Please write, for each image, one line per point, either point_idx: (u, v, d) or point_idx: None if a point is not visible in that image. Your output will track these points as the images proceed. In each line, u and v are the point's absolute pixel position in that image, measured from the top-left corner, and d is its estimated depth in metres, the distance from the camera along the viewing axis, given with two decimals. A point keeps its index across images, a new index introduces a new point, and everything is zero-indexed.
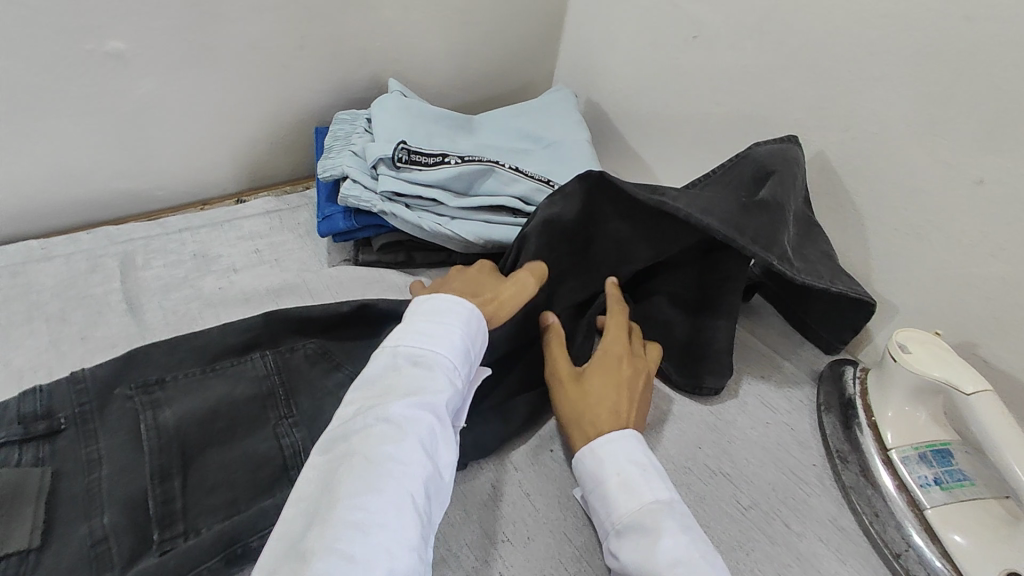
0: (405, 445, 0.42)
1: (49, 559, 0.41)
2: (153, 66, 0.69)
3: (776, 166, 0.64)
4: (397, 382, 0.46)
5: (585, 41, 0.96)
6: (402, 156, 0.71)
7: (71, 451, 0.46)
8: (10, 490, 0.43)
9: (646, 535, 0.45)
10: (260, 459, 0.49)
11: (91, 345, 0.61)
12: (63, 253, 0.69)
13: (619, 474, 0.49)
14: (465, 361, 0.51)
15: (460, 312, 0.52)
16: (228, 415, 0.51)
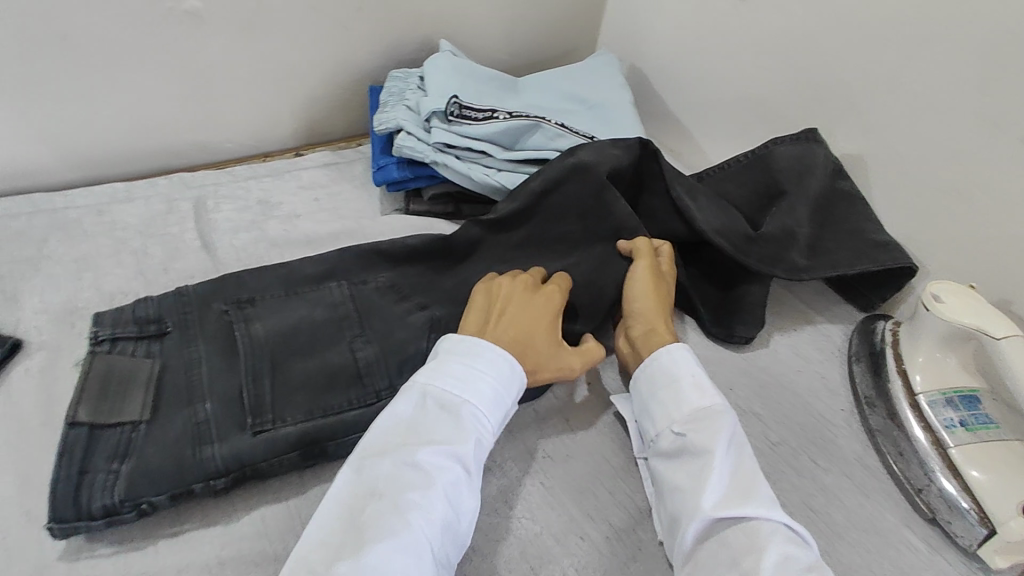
0: (431, 495, 0.44)
1: (152, 431, 0.47)
2: (225, 24, 0.74)
3: (789, 183, 0.72)
4: (426, 426, 0.47)
5: (631, 6, 0.98)
6: (453, 110, 0.75)
7: (173, 349, 0.53)
8: (125, 376, 0.50)
9: (712, 426, 0.49)
10: (337, 373, 0.54)
11: (173, 276, 0.67)
12: (143, 195, 0.75)
13: (696, 376, 0.52)
14: (499, 408, 0.50)
15: (498, 362, 0.51)
16: (308, 332, 0.56)
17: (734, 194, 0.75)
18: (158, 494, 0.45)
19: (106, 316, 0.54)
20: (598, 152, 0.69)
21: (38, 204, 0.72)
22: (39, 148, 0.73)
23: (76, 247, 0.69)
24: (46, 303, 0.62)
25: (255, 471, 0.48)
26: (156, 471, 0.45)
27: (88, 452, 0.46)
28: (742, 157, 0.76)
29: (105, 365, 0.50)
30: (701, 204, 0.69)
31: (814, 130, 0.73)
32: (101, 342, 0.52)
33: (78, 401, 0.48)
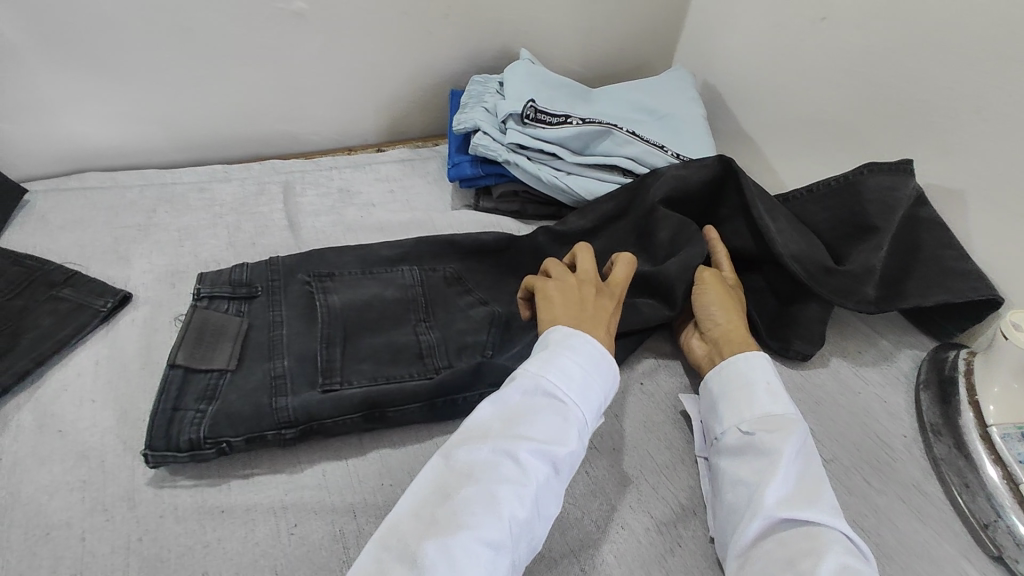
0: (525, 491, 0.44)
1: (238, 378, 0.53)
2: (324, 25, 0.81)
3: (879, 215, 0.67)
4: (531, 417, 0.47)
5: (708, 23, 0.99)
6: (530, 113, 0.77)
7: (260, 311, 0.58)
8: (219, 329, 0.56)
9: (780, 432, 0.49)
10: (403, 349, 0.57)
11: (260, 250, 0.74)
12: (239, 176, 0.83)
13: (770, 383, 0.53)
14: (597, 414, 0.50)
15: (603, 364, 0.51)
16: (379, 310, 0.59)
17: (821, 219, 0.72)
18: (235, 435, 0.49)
19: (207, 277, 0.60)
20: (681, 172, 0.71)
21: (151, 179, 0.80)
22: (156, 130, 0.82)
23: (179, 219, 0.76)
24: (152, 265, 0.69)
25: (321, 427, 0.51)
26: (236, 414, 0.50)
27: (181, 392, 0.51)
28: (832, 180, 0.72)
29: (201, 316, 0.56)
30: (780, 225, 0.68)
31: (912, 160, 0.67)
32: (202, 298, 0.58)
33: (178, 345, 0.54)
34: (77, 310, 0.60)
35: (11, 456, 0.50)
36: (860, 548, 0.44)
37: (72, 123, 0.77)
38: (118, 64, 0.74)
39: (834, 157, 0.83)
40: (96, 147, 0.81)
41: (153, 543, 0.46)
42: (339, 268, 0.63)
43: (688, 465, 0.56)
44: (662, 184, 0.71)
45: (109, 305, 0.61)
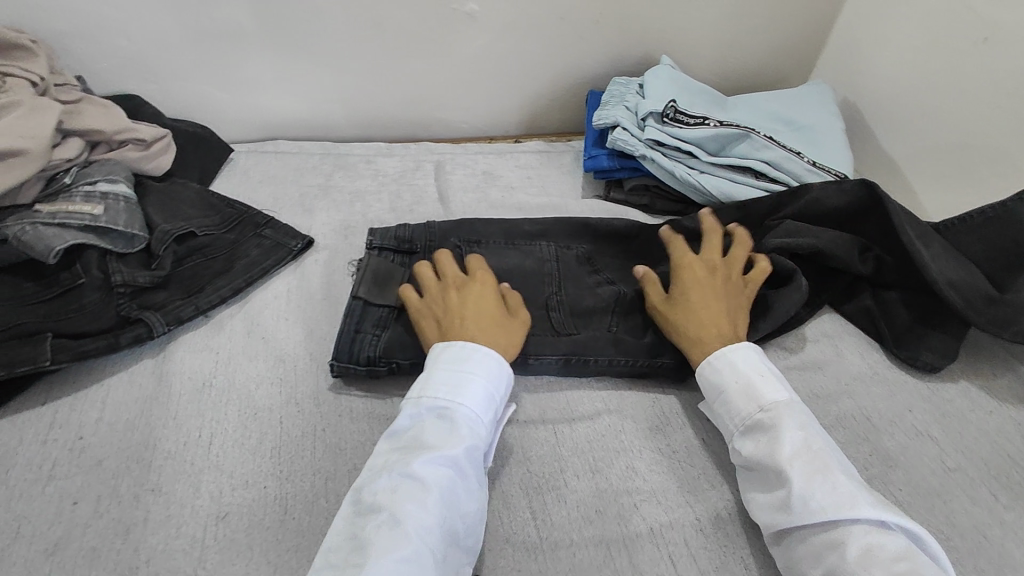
0: (426, 500, 0.45)
1: (405, 316, 0.62)
2: (489, 24, 0.90)
3: None
4: (427, 437, 0.49)
5: (855, 40, 0.99)
6: (670, 112, 0.83)
7: (421, 265, 0.67)
8: (388, 276, 0.65)
9: (771, 433, 0.51)
10: (536, 313, 0.65)
11: (415, 216, 0.84)
12: (400, 153, 0.94)
13: (745, 380, 0.55)
14: (489, 410, 0.52)
15: (486, 365, 0.54)
16: (521, 277, 0.68)
17: (975, 249, 0.69)
18: (404, 357, 0.58)
19: (377, 232, 0.70)
20: (818, 196, 0.74)
21: (329, 149, 0.93)
22: (337, 108, 0.95)
23: (351, 184, 0.88)
24: (329, 219, 0.81)
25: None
26: (405, 342, 0.59)
27: (361, 319, 0.61)
28: (989, 210, 0.69)
29: (375, 263, 0.66)
30: (936, 252, 0.68)
31: None
32: (374, 249, 0.68)
33: (358, 282, 0.64)
34: (276, 246, 0.72)
35: (227, 352, 0.62)
36: (887, 523, 0.45)
37: (274, 97, 0.92)
38: (318, 50, 0.87)
39: (983, 180, 0.81)
40: (288, 119, 0.95)
41: (333, 434, 0.55)
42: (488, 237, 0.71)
43: None
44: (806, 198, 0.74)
45: (298, 247, 0.72)
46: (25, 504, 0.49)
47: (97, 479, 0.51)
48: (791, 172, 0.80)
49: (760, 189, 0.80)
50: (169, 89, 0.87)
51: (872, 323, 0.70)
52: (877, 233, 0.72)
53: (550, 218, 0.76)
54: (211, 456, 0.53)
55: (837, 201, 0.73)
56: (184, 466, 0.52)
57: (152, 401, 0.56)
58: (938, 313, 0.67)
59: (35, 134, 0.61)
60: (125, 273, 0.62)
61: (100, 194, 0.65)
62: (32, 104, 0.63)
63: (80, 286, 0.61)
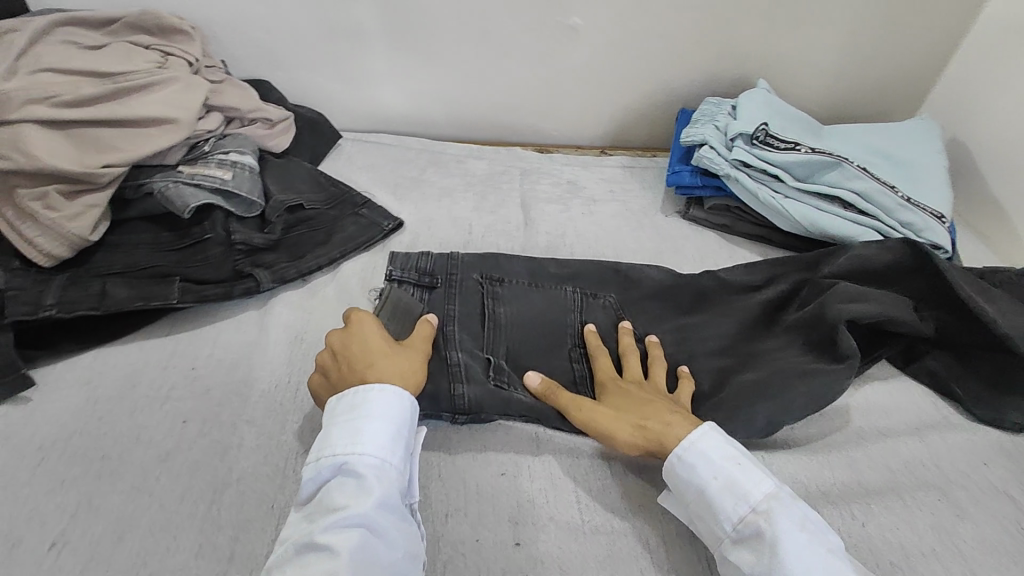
0: (339, 565, 0.42)
1: None
2: (590, 39, 0.94)
3: None
4: (333, 498, 0.46)
5: (972, 80, 0.95)
6: (760, 135, 0.83)
7: (440, 301, 0.69)
8: (404, 314, 0.66)
9: (765, 545, 0.46)
10: (556, 373, 0.65)
11: (497, 215, 0.89)
12: (490, 156, 0.99)
13: (723, 480, 0.49)
14: (398, 452, 0.50)
15: (383, 403, 0.51)
16: (541, 325, 0.68)
17: None
18: None
19: (399, 259, 0.71)
20: (864, 252, 0.72)
21: (426, 146, 0.99)
22: (437, 108, 1.01)
23: (442, 180, 0.94)
24: (419, 209, 0.87)
25: (487, 418, 0.59)
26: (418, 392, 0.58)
27: None
28: None
29: (393, 299, 0.67)
30: (1001, 306, 0.66)
31: None
32: (394, 280, 0.69)
33: None
34: (370, 225, 0.79)
35: (318, 314, 0.68)
36: None
37: (384, 93, 0.99)
38: (429, 53, 0.95)
39: None
40: (392, 114, 1.03)
41: None
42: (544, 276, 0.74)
43: (861, 487, 0.58)
44: (851, 256, 0.72)
45: (389, 227, 0.79)
46: (145, 416, 0.56)
47: (204, 406, 0.58)
48: (881, 205, 0.78)
49: (847, 220, 0.78)
50: (294, 78, 0.97)
51: (940, 382, 0.67)
52: (925, 290, 0.69)
53: (581, 260, 0.77)
54: (299, 399, 0.59)
55: (898, 245, 0.72)
56: (274, 406, 0.58)
57: (252, 347, 0.64)
58: (1006, 373, 0.64)
59: (186, 106, 0.71)
60: (242, 233, 0.70)
61: (230, 162, 0.74)
62: (187, 80, 0.73)
63: (207, 240, 0.69)
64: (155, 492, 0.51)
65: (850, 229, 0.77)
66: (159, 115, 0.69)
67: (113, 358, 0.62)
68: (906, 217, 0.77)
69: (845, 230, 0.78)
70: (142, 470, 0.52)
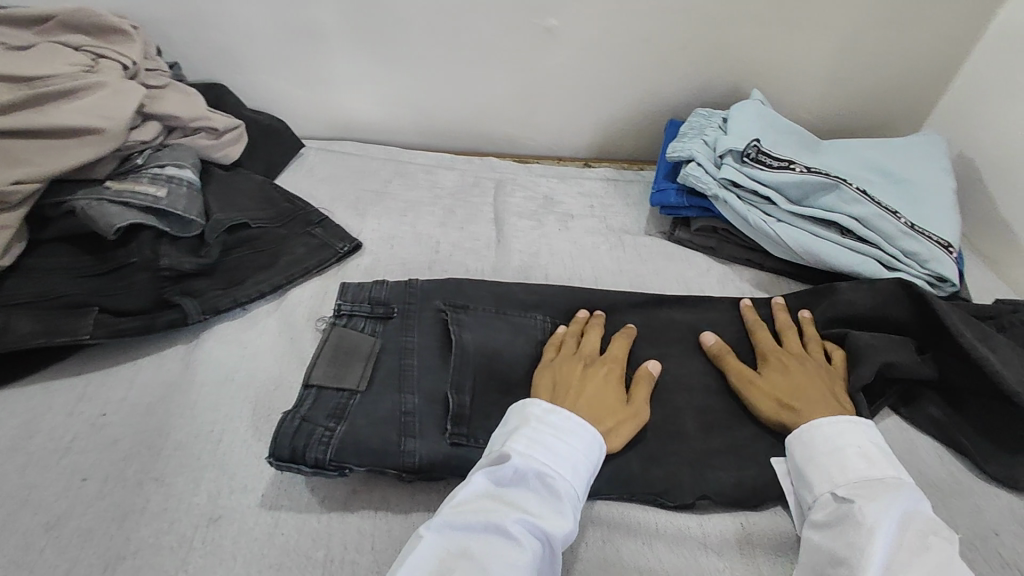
0: (518, 566, 0.41)
1: (366, 402, 0.55)
2: (571, 43, 0.87)
3: None
4: (521, 496, 0.45)
5: (982, 92, 0.88)
6: (752, 152, 0.75)
7: (393, 334, 0.61)
8: (352, 350, 0.58)
9: (876, 495, 0.46)
10: None
11: (465, 232, 0.82)
12: (462, 167, 0.92)
13: (862, 447, 0.50)
14: (585, 484, 0.48)
15: (589, 439, 0.50)
16: (509, 361, 0.59)
17: None
18: (358, 464, 0.50)
19: (349, 290, 0.64)
20: (850, 296, 0.67)
21: (394, 155, 0.93)
22: (407, 115, 0.94)
23: (407, 193, 0.87)
24: (379, 226, 0.80)
25: (441, 477, 0.51)
26: (362, 443, 0.51)
27: (311, 407, 0.54)
28: None
29: (338, 334, 0.59)
30: (1002, 353, 0.60)
31: None
32: (342, 315, 0.62)
33: (313, 364, 0.57)
34: (321, 246, 0.72)
35: (254, 348, 0.61)
36: None
37: (350, 98, 0.93)
38: (397, 56, 0.88)
39: None
40: (358, 120, 0.96)
41: None
42: (513, 301, 0.66)
43: None
44: (838, 301, 0.67)
45: (344, 248, 0.73)
46: (38, 472, 0.51)
47: (108, 460, 0.52)
48: (882, 233, 0.71)
49: (844, 249, 0.71)
50: (252, 81, 0.90)
51: (944, 433, 0.60)
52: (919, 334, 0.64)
53: (552, 287, 0.69)
54: (219, 453, 0.53)
55: (887, 284, 0.67)
56: (190, 460, 0.52)
57: (175, 388, 0.57)
58: (1013, 428, 0.57)
59: (113, 114, 0.64)
60: (173, 258, 0.63)
61: (165, 177, 0.67)
62: (117, 86, 0.66)
63: (131, 265, 0.63)
64: (36, 568, 0.45)
65: (848, 259, 0.71)
66: (79, 125, 0.62)
67: (16, 399, 0.55)
68: (909, 245, 0.70)
69: (842, 260, 0.71)
70: (25, 539, 0.46)
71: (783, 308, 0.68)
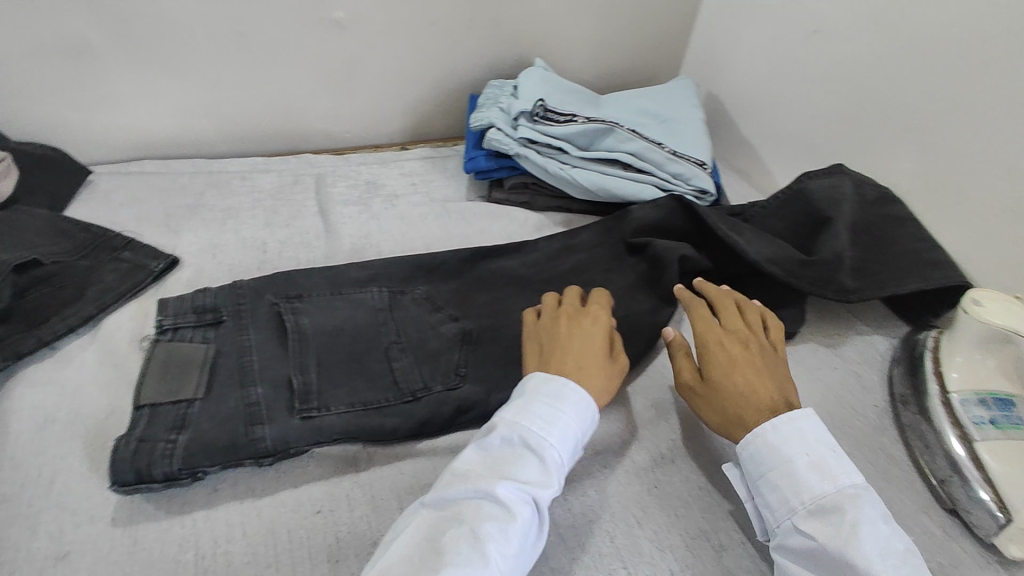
0: (507, 526, 0.44)
1: (209, 406, 0.55)
2: (359, 33, 0.90)
3: (829, 211, 0.72)
4: (504, 460, 0.48)
5: (712, 39, 1.07)
6: (539, 111, 0.85)
7: (228, 336, 0.60)
8: (185, 361, 0.57)
9: (843, 518, 0.46)
10: (379, 377, 0.60)
11: (291, 229, 0.82)
12: (278, 168, 0.92)
13: (810, 457, 0.49)
14: (572, 450, 0.50)
15: (579, 407, 0.51)
16: (347, 334, 0.62)
17: (780, 229, 0.76)
18: (211, 463, 0.51)
19: (169, 305, 0.62)
20: (639, 214, 0.79)
21: (201, 167, 0.89)
22: (206, 124, 0.91)
23: (223, 202, 0.85)
24: (198, 239, 0.78)
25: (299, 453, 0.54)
26: (211, 444, 0.52)
27: (151, 425, 0.53)
28: (779, 194, 0.77)
29: (167, 350, 0.58)
30: (749, 237, 0.73)
31: (838, 165, 0.76)
32: (165, 330, 0.60)
33: (144, 384, 0.55)
34: (134, 269, 0.68)
35: (74, 383, 0.58)
36: None
37: (135, 115, 0.87)
38: (178, 65, 0.84)
39: (824, 156, 0.89)
40: (152, 137, 0.90)
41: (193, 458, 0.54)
42: (346, 281, 0.69)
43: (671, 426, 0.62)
44: (634, 219, 0.79)
45: (160, 267, 0.70)
46: None
47: None
48: (653, 162, 0.84)
49: (628, 180, 0.84)
50: (10, 111, 0.81)
51: None
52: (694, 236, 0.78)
53: (384, 260, 0.73)
54: (53, 493, 0.50)
55: (663, 200, 0.80)
56: (20, 508, 0.49)
57: None
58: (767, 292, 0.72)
59: None
60: None
61: None
62: None
63: None
64: None
65: (633, 187, 0.83)
66: None
67: None
68: (675, 168, 0.84)
69: (629, 190, 0.83)
70: None
71: (707, 285, 0.67)
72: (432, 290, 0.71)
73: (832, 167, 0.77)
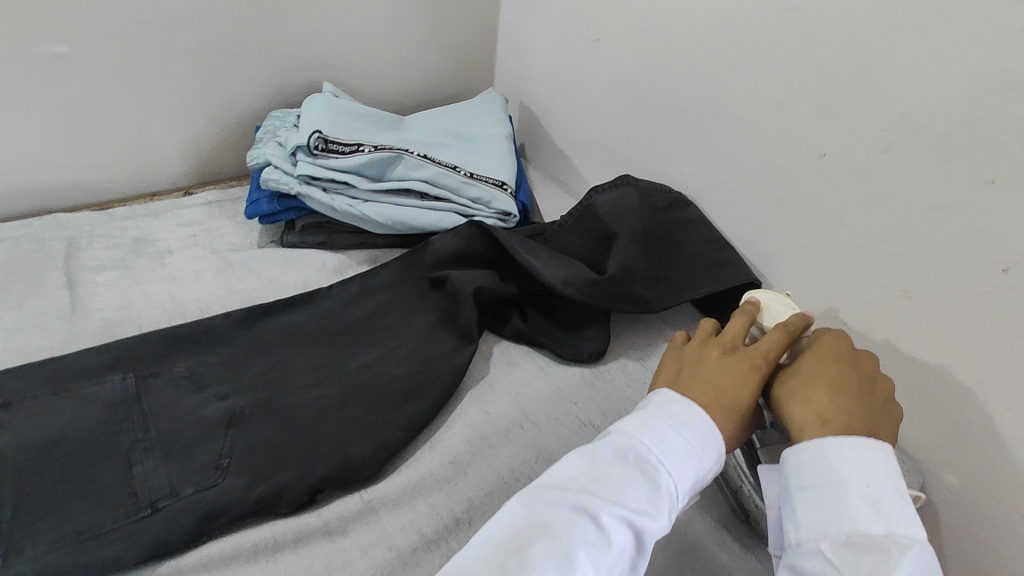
0: (601, 555, 0.41)
1: None
2: (96, 70, 0.78)
3: (616, 224, 0.72)
4: (613, 476, 0.44)
5: (515, 50, 1.05)
6: (318, 143, 0.77)
7: None
8: None
9: (875, 562, 0.39)
10: (103, 495, 0.50)
11: (26, 311, 0.68)
12: (13, 236, 0.76)
13: (869, 489, 0.41)
14: (690, 485, 0.45)
15: (699, 432, 0.47)
16: (62, 447, 0.52)
17: (576, 246, 0.75)
18: None
19: None
20: (436, 245, 0.73)
21: None
22: None
23: None
24: None
25: None
26: None
27: None
28: (572, 211, 0.77)
29: None
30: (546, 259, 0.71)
31: (621, 176, 0.76)
32: None
33: None
34: None
35: None
36: None
37: None
38: None
39: (626, 162, 0.89)
40: None
41: None
42: (80, 372, 0.58)
43: (470, 478, 0.57)
44: (434, 252, 0.73)
45: None
46: None
47: None
48: (449, 188, 0.80)
49: (426, 210, 0.79)
50: None
51: (533, 339, 0.70)
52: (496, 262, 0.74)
53: (134, 337, 0.62)
54: None
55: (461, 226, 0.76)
56: None
57: None
58: (571, 315, 0.72)
59: None
60: None
61: None
62: None
63: None
64: None
65: (429, 216, 0.78)
66: None
67: None
68: (473, 192, 0.80)
69: (426, 219, 0.78)
70: None
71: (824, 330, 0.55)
72: (199, 361, 0.61)
73: (618, 178, 0.77)
